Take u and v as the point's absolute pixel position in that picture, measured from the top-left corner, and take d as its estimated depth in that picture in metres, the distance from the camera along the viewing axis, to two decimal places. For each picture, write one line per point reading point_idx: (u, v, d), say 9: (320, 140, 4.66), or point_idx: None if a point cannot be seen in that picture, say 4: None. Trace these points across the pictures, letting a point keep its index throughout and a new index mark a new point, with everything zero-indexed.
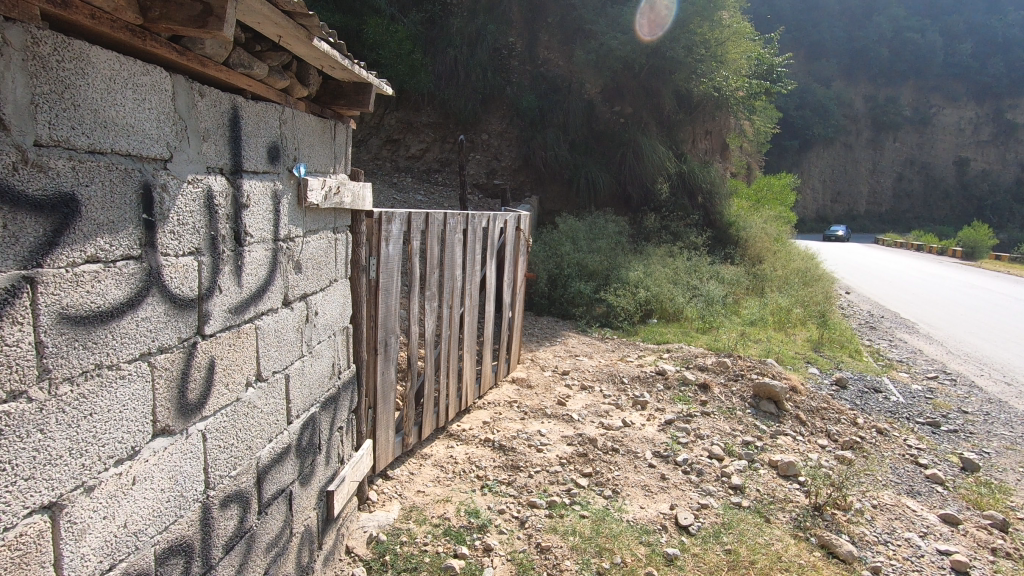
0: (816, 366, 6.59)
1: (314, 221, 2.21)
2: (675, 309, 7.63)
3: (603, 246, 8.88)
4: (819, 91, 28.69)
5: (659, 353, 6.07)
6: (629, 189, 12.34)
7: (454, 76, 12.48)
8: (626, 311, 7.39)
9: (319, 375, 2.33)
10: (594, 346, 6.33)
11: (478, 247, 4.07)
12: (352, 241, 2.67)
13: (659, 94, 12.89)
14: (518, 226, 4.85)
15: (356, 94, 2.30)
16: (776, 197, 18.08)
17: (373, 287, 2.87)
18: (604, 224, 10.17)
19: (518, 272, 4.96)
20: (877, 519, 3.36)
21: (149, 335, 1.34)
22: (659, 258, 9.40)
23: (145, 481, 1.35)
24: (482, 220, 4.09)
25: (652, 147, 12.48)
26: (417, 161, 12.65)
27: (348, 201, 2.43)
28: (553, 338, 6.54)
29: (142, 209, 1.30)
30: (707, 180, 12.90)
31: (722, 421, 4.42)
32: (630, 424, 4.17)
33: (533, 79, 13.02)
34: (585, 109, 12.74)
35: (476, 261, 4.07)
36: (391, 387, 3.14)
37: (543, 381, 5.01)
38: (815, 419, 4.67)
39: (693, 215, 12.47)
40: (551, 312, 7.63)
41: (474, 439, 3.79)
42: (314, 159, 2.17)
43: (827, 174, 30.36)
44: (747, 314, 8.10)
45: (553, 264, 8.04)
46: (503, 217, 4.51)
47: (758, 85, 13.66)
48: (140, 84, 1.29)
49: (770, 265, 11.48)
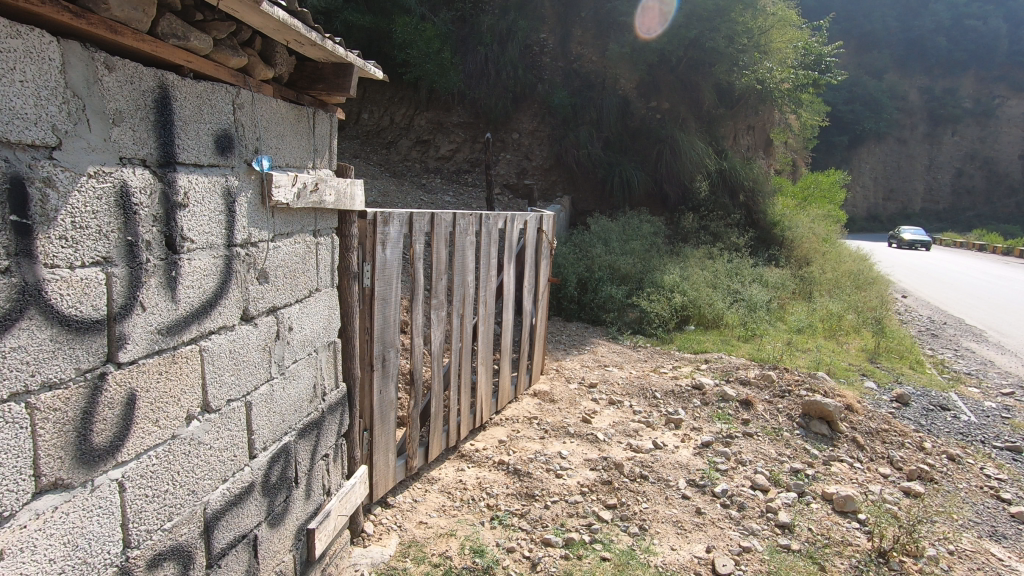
0: (872, 380, 5.98)
1: (285, 223, 1.92)
2: (714, 315, 7.11)
3: (637, 247, 8.44)
4: (869, 83, 27.33)
5: (696, 364, 5.61)
6: (665, 187, 11.79)
7: (484, 75, 12.26)
8: (660, 316, 6.92)
9: (295, 398, 2.04)
10: (625, 356, 5.91)
11: (494, 250, 3.75)
12: (340, 246, 2.39)
13: (698, 88, 12.30)
14: (541, 227, 4.49)
15: (335, 77, 2.00)
16: (825, 195, 17.10)
17: (367, 296, 2.58)
18: (639, 224, 9.71)
19: (541, 276, 4.61)
20: (955, 569, 2.86)
21: (23, 369, 1.06)
22: (697, 261, 8.86)
23: (22, 554, 1.08)
24: (498, 222, 3.77)
25: (691, 143, 11.89)
26: (447, 161, 12.51)
27: (331, 200, 2.13)
28: (581, 346, 6.17)
29: (11, 209, 1.02)
30: (750, 177, 12.21)
31: (767, 444, 3.96)
32: (662, 446, 3.76)
33: (566, 75, 12.60)
34: (619, 105, 12.24)
35: (492, 265, 3.74)
36: (392, 406, 2.84)
37: (568, 394, 4.64)
38: (875, 443, 4.13)
39: (736, 214, 11.80)
40: (581, 317, 7.25)
41: (487, 461, 3.46)
42: (283, 151, 1.88)
43: (879, 170, 28.79)
44: (794, 320, 7.49)
45: (584, 266, 7.64)
46: (523, 218, 4.17)
47: (806, 76, 12.85)
48: (7, 50, 1.01)
49: (818, 267, 10.74)
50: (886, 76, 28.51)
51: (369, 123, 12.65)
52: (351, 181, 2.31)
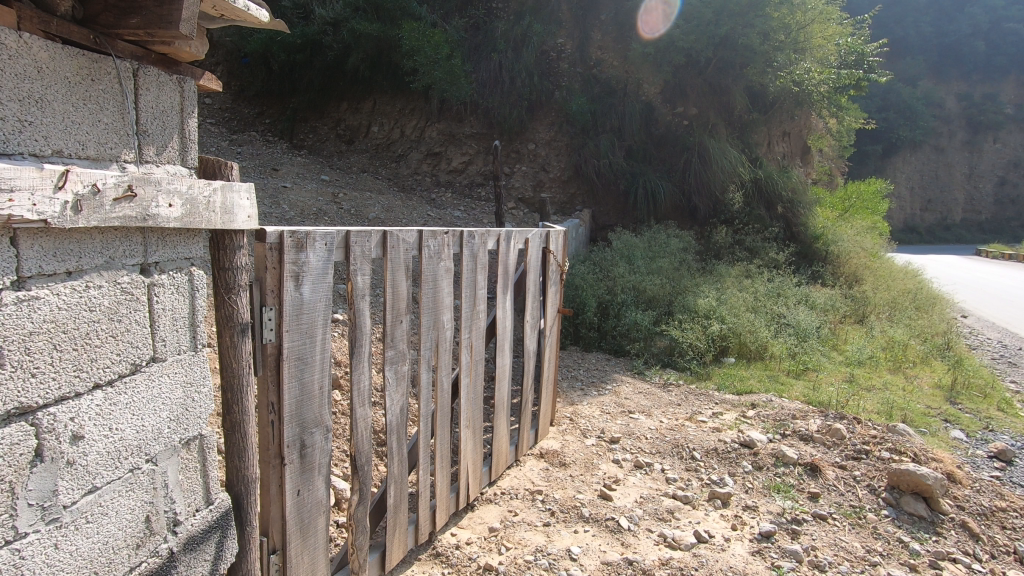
0: (957, 427, 4.91)
1: (48, 258, 1.18)
2: (758, 346, 6.07)
3: (664, 266, 7.49)
4: (906, 90, 26.04)
5: (741, 411, 4.63)
6: (695, 199, 10.81)
7: (498, 83, 11.55)
8: (694, 348, 5.92)
9: (91, 548, 1.34)
10: (653, 398, 4.95)
11: (483, 277, 2.88)
12: (220, 288, 1.60)
13: (728, 92, 11.35)
14: (547, 246, 3.61)
15: (158, 6, 1.33)
16: (867, 205, 15.80)
17: (272, 357, 1.74)
18: (666, 239, 8.79)
19: (549, 307, 3.73)
20: None
21: None
22: (734, 280, 7.86)
23: None
24: (488, 241, 2.91)
25: (722, 151, 10.92)
26: (459, 174, 11.81)
27: (169, 211, 1.38)
28: (601, 385, 5.24)
29: None
30: (788, 187, 11.13)
31: (848, 535, 2.99)
32: (707, 539, 2.84)
33: (585, 81, 11.73)
34: (643, 112, 11.36)
35: (479, 299, 2.87)
36: (321, 511, 1.96)
37: (584, 455, 3.72)
38: (994, 533, 3.12)
39: (773, 226, 10.71)
40: (600, 348, 6.32)
41: (470, 564, 2.58)
42: (52, 122, 1.22)
43: (917, 180, 27.29)
44: (851, 350, 6.44)
45: (604, 289, 6.74)
46: (523, 236, 3.30)
47: (848, 76, 11.78)
48: None
49: (870, 285, 9.59)
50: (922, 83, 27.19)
51: (379, 136, 12.55)
52: (219, 184, 1.54)
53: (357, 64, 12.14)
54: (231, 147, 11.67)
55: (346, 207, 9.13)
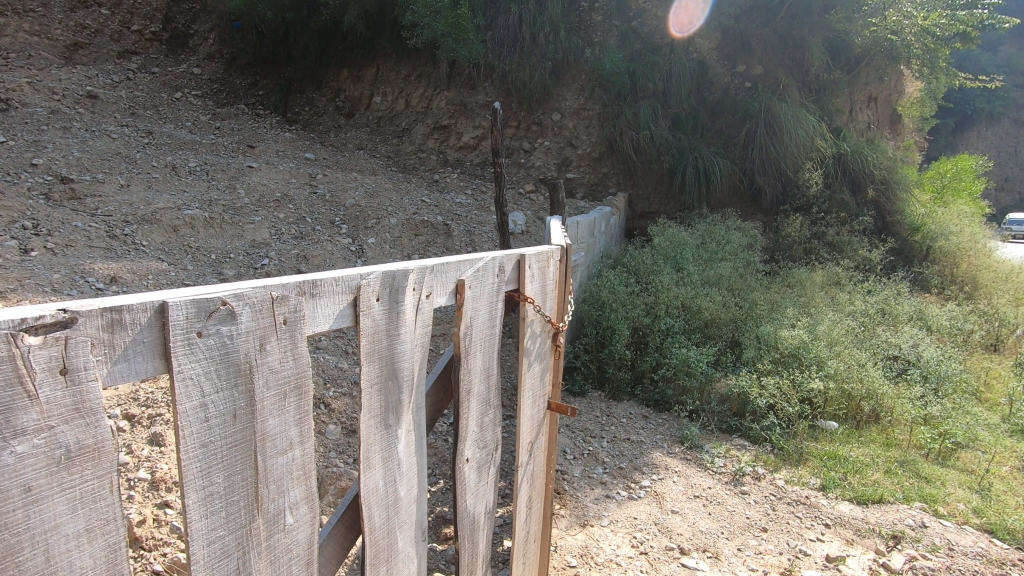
0: None
1: None
2: (875, 406, 4.04)
3: (726, 275, 5.47)
4: (983, 57, 22.76)
5: (878, 556, 2.72)
6: (759, 180, 8.55)
7: (517, 40, 9.38)
8: (784, 411, 3.89)
9: None
10: (724, 512, 3.05)
11: (296, 413, 1.04)
12: None
13: (806, 46, 9.00)
14: (514, 287, 1.72)
15: None
16: (966, 187, 13.04)
17: None
18: (726, 233, 6.71)
19: (525, 409, 1.84)
20: None
21: None
22: (823, 294, 5.77)
23: None
24: (314, 316, 1.07)
25: (796, 118, 8.58)
26: (469, 152, 9.91)
27: None
28: (633, 479, 3.34)
29: None
30: (881, 165, 8.77)
31: None
32: None
33: (622, 36, 9.46)
34: (694, 71, 9.07)
35: (282, 480, 1.03)
36: None
37: None
38: None
39: (863, 216, 8.43)
40: (635, 396, 4.40)
41: None
42: None
43: (992, 160, 23.91)
44: (1016, 410, 4.34)
45: (643, 308, 4.80)
46: (446, 273, 1.41)
47: (966, 19, 8.86)
48: None
49: (993, 298, 7.32)
50: (1001, 52, 23.75)
51: (382, 108, 10.77)
52: None
53: (353, 23, 10.30)
54: (211, 121, 10.04)
55: (321, 192, 7.41)
